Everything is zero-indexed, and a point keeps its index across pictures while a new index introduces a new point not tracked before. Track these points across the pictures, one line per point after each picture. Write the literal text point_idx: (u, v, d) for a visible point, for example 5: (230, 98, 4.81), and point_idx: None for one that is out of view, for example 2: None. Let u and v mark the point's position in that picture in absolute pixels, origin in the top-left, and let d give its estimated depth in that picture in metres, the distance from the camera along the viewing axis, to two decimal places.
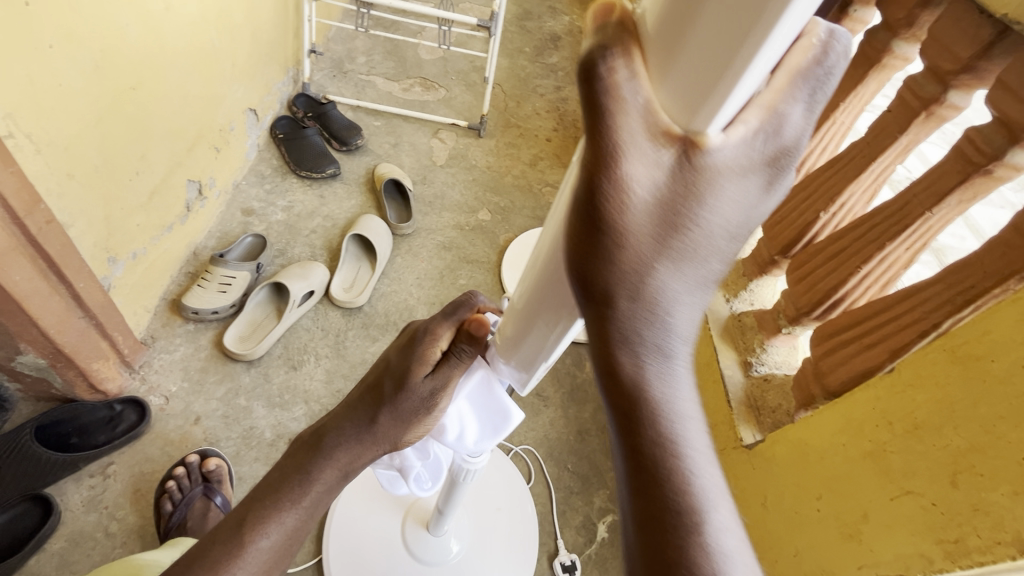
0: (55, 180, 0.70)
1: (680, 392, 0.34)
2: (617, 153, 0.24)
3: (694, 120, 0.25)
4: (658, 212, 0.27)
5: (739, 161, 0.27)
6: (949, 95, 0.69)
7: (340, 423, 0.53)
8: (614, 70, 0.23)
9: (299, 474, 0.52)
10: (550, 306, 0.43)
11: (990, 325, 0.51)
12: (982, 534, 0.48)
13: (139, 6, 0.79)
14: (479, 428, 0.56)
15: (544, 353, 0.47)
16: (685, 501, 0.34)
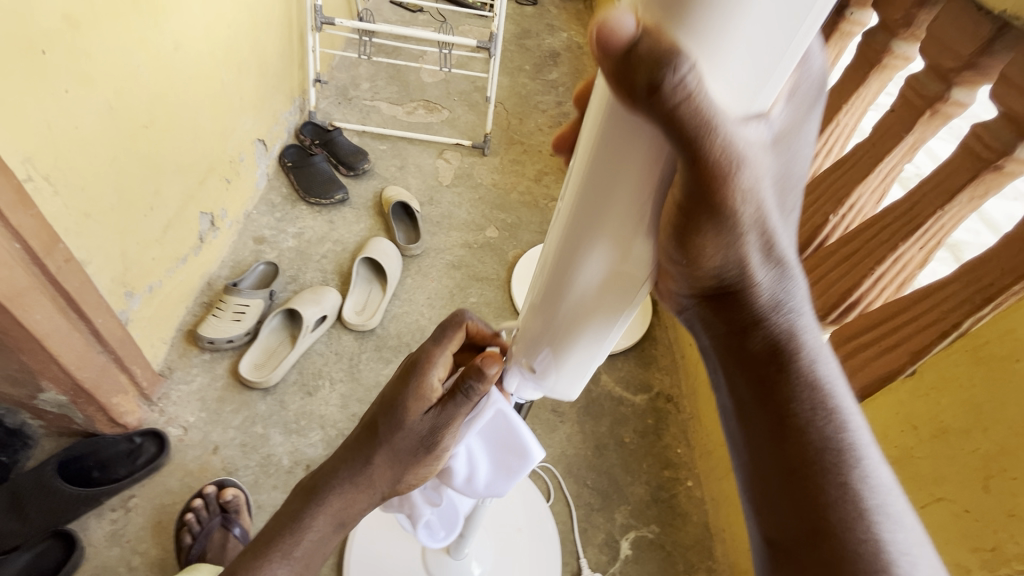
0: (73, 220, 0.72)
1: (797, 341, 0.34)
2: (727, 145, 0.24)
3: (754, 99, 0.25)
4: (769, 182, 0.27)
5: (803, 106, 0.28)
6: (953, 93, 0.69)
7: (336, 467, 0.54)
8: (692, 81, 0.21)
9: (292, 524, 0.53)
10: (600, 311, 0.40)
11: (1012, 323, 0.49)
12: (1020, 542, 0.46)
13: (149, 47, 0.82)
14: (492, 470, 0.55)
15: (596, 351, 0.44)
16: (833, 455, 0.33)
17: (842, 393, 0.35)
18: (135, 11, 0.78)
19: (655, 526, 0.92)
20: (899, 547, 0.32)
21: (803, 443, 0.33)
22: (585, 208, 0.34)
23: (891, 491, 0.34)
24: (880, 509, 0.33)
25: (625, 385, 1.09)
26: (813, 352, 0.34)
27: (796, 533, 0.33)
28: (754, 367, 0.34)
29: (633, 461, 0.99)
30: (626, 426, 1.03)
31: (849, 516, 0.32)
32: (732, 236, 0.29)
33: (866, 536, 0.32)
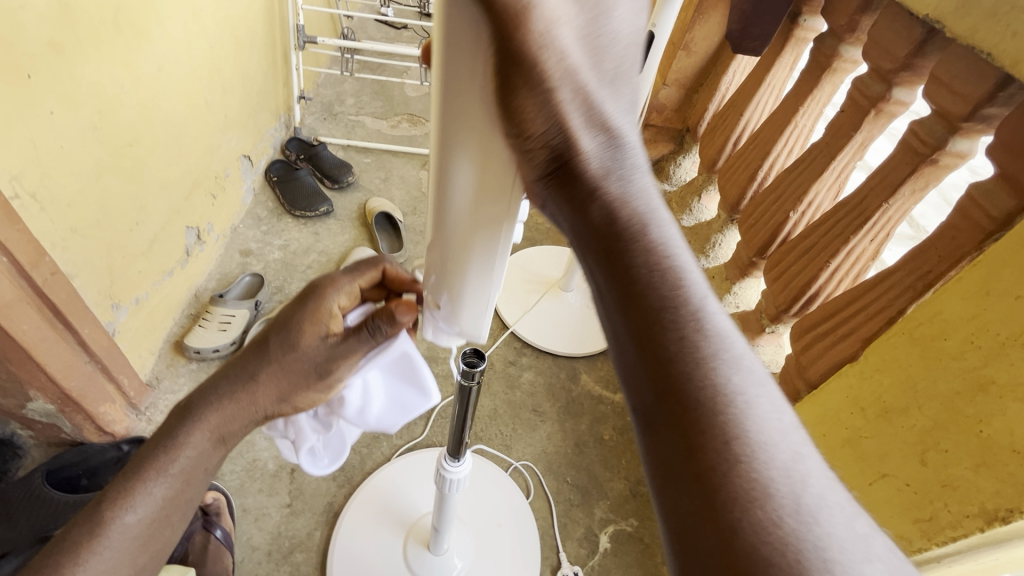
0: (59, 235, 0.75)
1: (648, 217, 0.32)
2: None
3: None
4: (571, 31, 0.29)
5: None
6: (894, 92, 0.73)
7: (216, 383, 0.56)
8: None
9: (165, 441, 0.55)
10: (483, 225, 0.44)
11: (940, 305, 0.52)
12: (952, 509, 0.49)
13: (133, 69, 0.86)
14: (388, 406, 0.60)
15: (489, 275, 0.49)
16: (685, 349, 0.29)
17: (698, 283, 0.31)
18: (119, 34, 0.82)
19: (634, 520, 0.94)
20: (752, 410, 0.28)
21: (650, 303, 0.29)
22: (448, 107, 0.37)
23: (745, 360, 0.30)
24: (732, 372, 0.29)
25: (604, 384, 1.12)
26: (655, 217, 0.32)
27: (655, 403, 0.29)
28: (595, 236, 0.31)
29: (612, 457, 1.01)
30: (605, 423, 1.06)
31: (700, 379, 0.28)
32: (546, 91, 0.30)
33: (714, 397, 0.28)
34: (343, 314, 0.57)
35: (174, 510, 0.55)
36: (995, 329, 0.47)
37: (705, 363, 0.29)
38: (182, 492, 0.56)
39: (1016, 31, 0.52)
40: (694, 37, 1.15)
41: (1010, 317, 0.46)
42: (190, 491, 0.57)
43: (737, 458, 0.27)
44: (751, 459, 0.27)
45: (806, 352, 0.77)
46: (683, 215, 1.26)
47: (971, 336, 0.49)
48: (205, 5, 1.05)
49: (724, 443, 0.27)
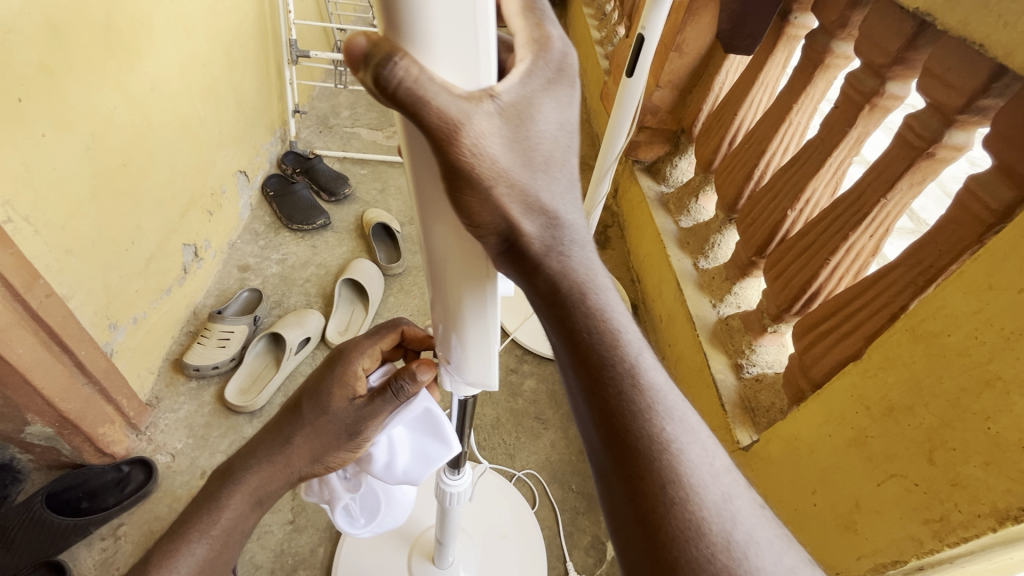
0: (54, 257, 0.75)
1: (592, 290, 0.36)
2: (447, 118, 0.28)
3: (476, 76, 0.31)
4: (502, 141, 0.31)
5: (535, 82, 0.31)
6: (888, 87, 0.72)
7: (256, 448, 0.64)
8: (408, 67, 0.26)
9: (210, 503, 0.63)
10: (465, 289, 0.43)
11: (943, 299, 0.51)
12: (962, 509, 0.48)
13: (125, 89, 0.86)
14: (411, 458, 0.56)
15: (486, 329, 0.46)
16: (629, 411, 0.34)
17: (638, 348, 0.36)
18: (109, 55, 0.82)
19: None
20: (684, 455, 0.34)
21: (592, 360, 0.35)
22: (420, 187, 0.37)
23: (680, 408, 0.36)
24: (669, 425, 0.34)
25: None
26: (598, 286, 0.36)
27: (603, 453, 0.35)
28: (547, 304, 0.36)
29: None
30: None
31: (639, 428, 0.34)
32: (485, 189, 0.32)
33: (648, 444, 0.33)
34: (369, 376, 0.59)
35: (218, 562, 0.63)
36: (1000, 323, 0.46)
37: (642, 414, 0.34)
38: (224, 545, 0.63)
39: (1009, 21, 0.52)
40: (686, 38, 1.14)
41: (1014, 310, 0.45)
42: (232, 542, 0.64)
43: (673, 501, 0.32)
44: (685, 498, 0.32)
45: (809, 352, 0.77)
46: (681, 216, 1.26)
47: (974, 331, 0.48)
48: (196, 22, 1.05)
49: (662, 487, 0.33)
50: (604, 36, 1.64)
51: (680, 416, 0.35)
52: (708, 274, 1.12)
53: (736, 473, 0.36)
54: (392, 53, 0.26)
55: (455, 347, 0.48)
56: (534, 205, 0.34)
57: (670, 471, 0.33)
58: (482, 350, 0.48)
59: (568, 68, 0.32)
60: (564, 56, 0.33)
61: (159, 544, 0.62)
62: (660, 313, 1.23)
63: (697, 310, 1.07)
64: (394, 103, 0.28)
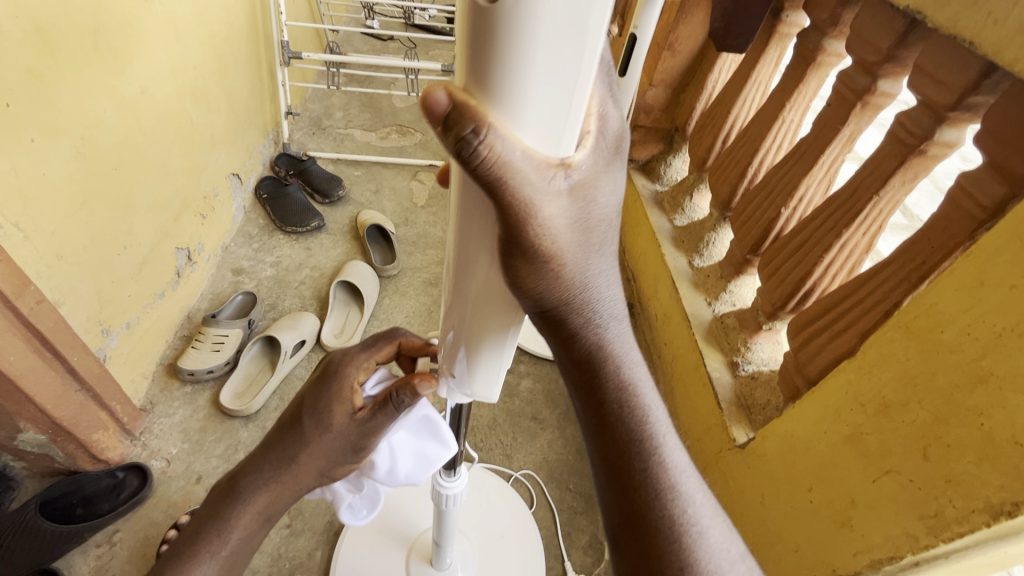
0: (45, 262, 0.74)
1: (628, 371, 0.39)
2: (521, 191, 0.28)
3: (559, 143, 0.29)
4: (567, 222, 0.30)
5: (603, 159, 0.31)
6: (879, 84, 0.72)
7: (258, 466, 0.61)
8: (492, 145, 0.26)
9: (217, 524, 0.60)
10: (490, 322, 0.43)
11: (936, 296, 0.52)
12: (958, 505, 0.48)
13: (116, 93, 0.86)
14: (412, 461, 0.59)
15: (502, 355, 0.46)
16: (653, 488, 0.39)
17: (662, 426, 0.40)
18: (98, 58, 0.81)
19: None
20: (703, 538, 0.40)
21: (625, 445, 0.39)
22: (463, 226, 0.37)
23: (696, 490, 0.41)
24: (685, 502, 0.40)
25: None
26: (631, 368, 0.39)
27: (623, 527, 0.40)
28: (583, 382, 0.39)
29: None
30: None
31: (661, 512, 0.39)
32: (541, 262, 0.31)
33: (672, 528, 0.39)
34: (365, 385, 0.60)
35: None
36: (992, 319, 0.47)
37: (666, 498, 0.39)
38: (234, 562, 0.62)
39: (998, 19, 0.52)
40: (678, 37, 1.15)
41: (1006, 307, 0.46)
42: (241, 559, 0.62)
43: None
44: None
45: (804, 349, 0.77)
46: (675, 215, 1.25)
47: (967, 328, 0.49)
48: (187, 24, 1.05)
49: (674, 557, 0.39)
50: None
51: (693, 490, 0.41)
52: (703, 272, 1.12)
53: (742, 549, 0.42)
54: (477, 123, 0.25)
55: (460, 363, 0.47)
56: (586, 287, 0.34)
57: (683, 542, 0.39)
58: (492, 374, 0.48)
59: (625, 146, 0.32)
60: (621, 133, 0.33)
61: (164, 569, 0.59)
62: (656, 311, 1.23)
63: (693, 308, 1.07)
64: (471, 174, 0.27)
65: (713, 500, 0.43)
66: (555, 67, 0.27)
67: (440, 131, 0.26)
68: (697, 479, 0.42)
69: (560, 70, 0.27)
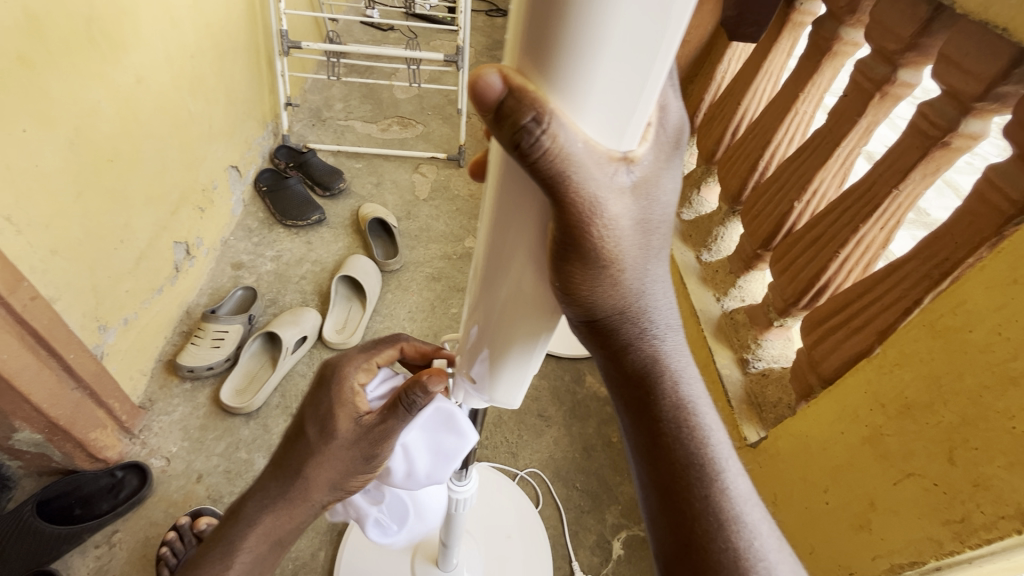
0: (39, 257, 0.72)
1: (681, 382, 0.39)
2: (583, 185, 0.28)
3: (621, 136, 0.28)
4: (628, 222, 0.31)
5: (664, 156, 0.31)
6: (899, 74, 0.70)
7: (260, 492, 0.61)
8: (555, 135, 0.26)
9: (224, 551, 0.60)
10: (518, 326, 0.41)
11: (963, 294, 0.50)
12: (985, 510, 0.47)
13: (110, 82, 0.83)
14: (428, 457, 0.55)
15: (528, 362, 0.44)
16: (714, 515, 0.38)
17: (720, 446, 0.40)
18: (92, 46, 0.79)
19: None
20: (770, 574, 0.38)
21: (683, 468, 0.39)
22: (496, 229, 0.36)
23: (759, 521, 0.40)
24: (748, 533, 0.39)
25: None
26: (685, 382, 0.39)
27: (679, 559, 0.39)
28: (636, 394, 0.39)
29: (621, 461, 0.99)
30: (613, 425, 1.04)
31: (723, 544, 0.38)
32: (598, 262, 0.32)
33: (735, 561, 0.37)
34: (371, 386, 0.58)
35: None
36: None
37: (727, 528, 0.38)
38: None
39: None
40: (687, 26, 1.12)
41: None
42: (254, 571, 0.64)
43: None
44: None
45: (818, 347, 0.75)
46: (683, 208, 1.23)
47: (997, 327, 0.47)
48: (184, 11, 1.02)
49: None
50: None
51: (756, 520, 0.39)
52: (711, 268, 1.10)
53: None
54: (539, 110, 0.25)
55: (482, 367, 0.46)
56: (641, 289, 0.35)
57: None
58: (518, 381, 0.46)
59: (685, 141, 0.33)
60: (682, 128, 0.33)
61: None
62: None
63: (701, 304, 1.06)
64: (533, 171, 0.27)
65: (778, 534, 0.41)
66: (628, 49, 0.24)
67: (496, 123, 0.26)
68: (760, 511, 0.40)
69: (633, 57, 0.25)
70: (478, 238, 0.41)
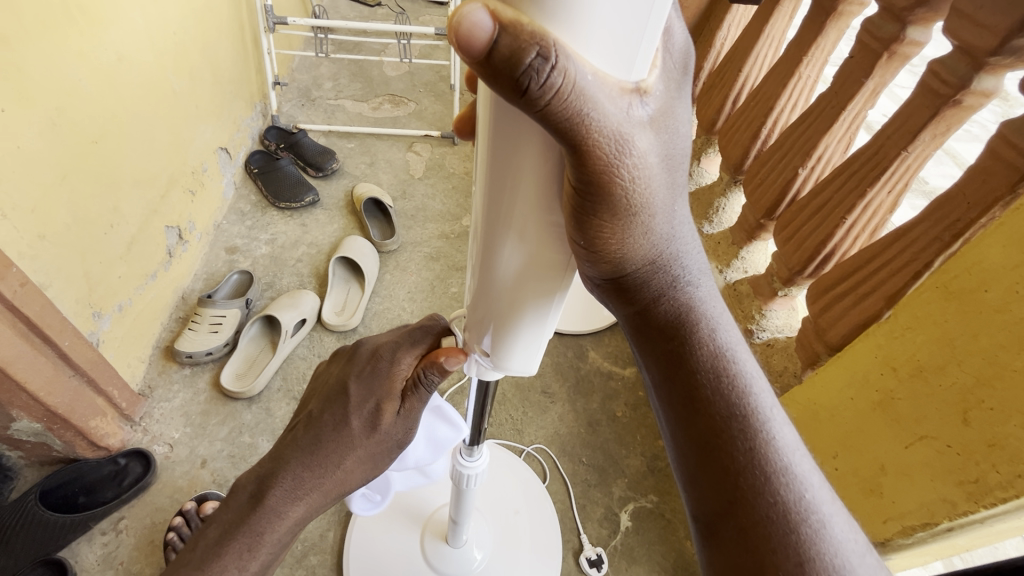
0: (27, 242, 0.70)
1: (711, 328, 0.40)
2: (600, 121, 0.27)
3: (629, 66, 0.27)
4: (652, 157, 0.30)
5: (673, 84, 0.31)
6: (908, 32, 0.69)
7: (288, 473, 0.54)
8: (565, 72, 0.24)
9: (246, 534, 0.54)
10: (532, 289, 0.40)
11: (978, 255, 0.49)
12: (1000, 470, 0.46)
13: (92, 59, 0.80)
14: (426, 447, 0.61)
15: (545, 326, 0.44)
16: (759, 471, 0.37)
17: (760, 393, 0.40)
18: (70, 21, 0.75)
19: (653, 496, 0.92)
20: (826, 528, 0.36)
21: (723, 420, 0.38)
22: (493, 190, 0.35)
23: (809, 472, 0.38)
24: (802, 488, 0.37)
25: (614, 361, 1.10)
26: (718, 328, 0.40)
27: (721, 517, 0.38)
28: (669, 346, 0.40)
29: (627, 435, 0.99)
30: (617, 400, 1.04)
31: (772, 498, 0.37)
32: (628, 210, 0.32)
33: (785, 515, 0.36)
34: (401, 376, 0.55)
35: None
36: None
37: (775, 481, 0.37)
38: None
39: None
40: None
41: None
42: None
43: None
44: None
45: (824, 315, 0.75)
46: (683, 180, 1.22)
47: (1014, 286, 0.46)
48: None
49: (799, 566, 0.35)
50: None
51: (808, 473, 0.38)
52: (713, 240, 1.09)
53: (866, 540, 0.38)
54: (542, 45, 0.23)
55: (493, 339, 0.45)
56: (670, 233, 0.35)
57: (804, 540, 0.36)
58: (533, 348, 0.45)
59: (690, 69, 0.32)
60: (686, 56, 0.32)
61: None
62: None
63: None
64: (545, 118, 0.26)
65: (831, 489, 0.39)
66: None
67: (491, 70, 0.24)
68: (812, 462, 0.39)
69: None
70: (475, 206, 0.40)
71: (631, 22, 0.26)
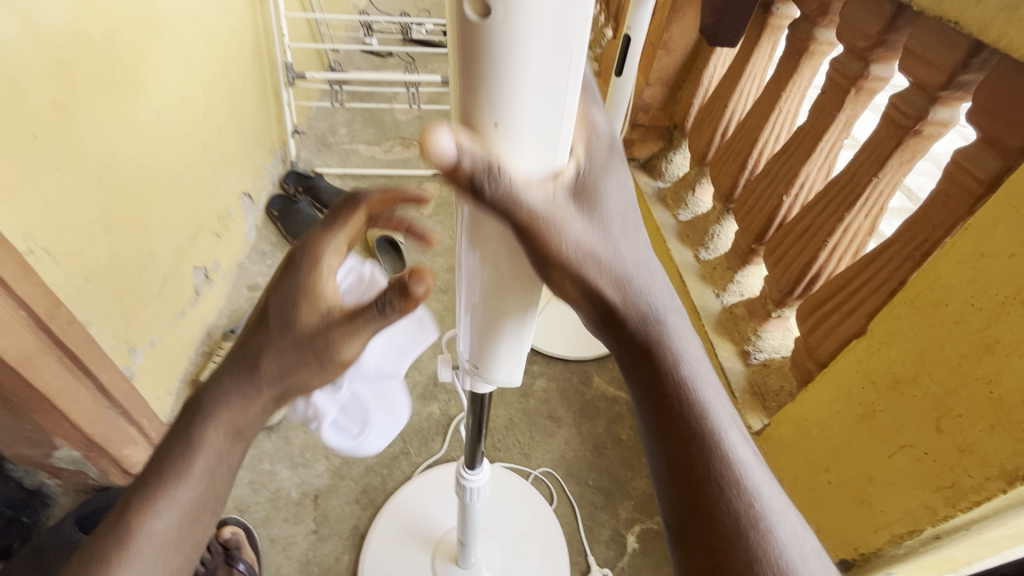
0: (73, 285, 0.77)
1: (679, 353, 0.42)
2: (532, 204, 0.33)
3: (552, 159, 0.33)
4: (581, 221, 0.35)
5: (599, 162, 0.36)
6: (871, 70, 0.74)
7: (221, 375, 0.48)
8: (505, 180, 0.31)
9: (178, 445, 0.46)
10: (507, 306, 0.45)
11: (937, 271, 0.53)
12: (972, 473, 0.49)
13: (132, 120, 0.89)
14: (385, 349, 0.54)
15: (522, 339, 0.48)
16: (717, 487, 0.40)
17: (719, 416, 0.42)
18: (116, 87, 0.85)
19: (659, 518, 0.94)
20: (775, 541, 0.40)
21: (687, 440, 0.41)
22: (467, 229, 0.41)
23: (763, 487, 0.41)
24: (756, 502, 0.40)
25: (618, 385, 1.13)
26: (685, 354, 0.42)
27: (688, 524, 0.41)
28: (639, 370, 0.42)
29: (632, 457, 1.02)
30: (622, 424, 1.07)
31: (725, 508, 0.40)
32: (571, 260, 0.36)
33: (739, 527, 0.39)
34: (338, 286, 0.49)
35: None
36: (992, 289, 0.48)
37: (731, 496, 0.40)
38: (181, 547, 0.46)
39: None
40: (672, 36, 1.20)
41: (1005, 276, 0.47)
42: (202, 532, 0.47)
43: None
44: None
45: (813, 334, 0.78)
46: (679, 209, 1.27)
47: (970, 300, 0.50)
48: (196, 51, 1.09)
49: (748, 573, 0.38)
50: (593, 42, 1.92)
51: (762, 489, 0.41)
52: (709, 265, 1.13)
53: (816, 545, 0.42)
54: (487, 166, 0.30)
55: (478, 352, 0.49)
56: (624, 273, 0.38)
57: (752, 551, 0.39)
58: (513, 361, 0.50)
59: (616, 147, 0.38)
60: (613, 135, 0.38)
61: (77, 562, 0.45)
62: None
63: (701, 300, 1.08)
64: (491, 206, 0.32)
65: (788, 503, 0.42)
66: (543, 75, 0.30)
67: (452, 176, 0.30)
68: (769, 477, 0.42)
69: (550, 79, 0.30)
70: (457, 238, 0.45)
71: (549, 119, 0.32)
